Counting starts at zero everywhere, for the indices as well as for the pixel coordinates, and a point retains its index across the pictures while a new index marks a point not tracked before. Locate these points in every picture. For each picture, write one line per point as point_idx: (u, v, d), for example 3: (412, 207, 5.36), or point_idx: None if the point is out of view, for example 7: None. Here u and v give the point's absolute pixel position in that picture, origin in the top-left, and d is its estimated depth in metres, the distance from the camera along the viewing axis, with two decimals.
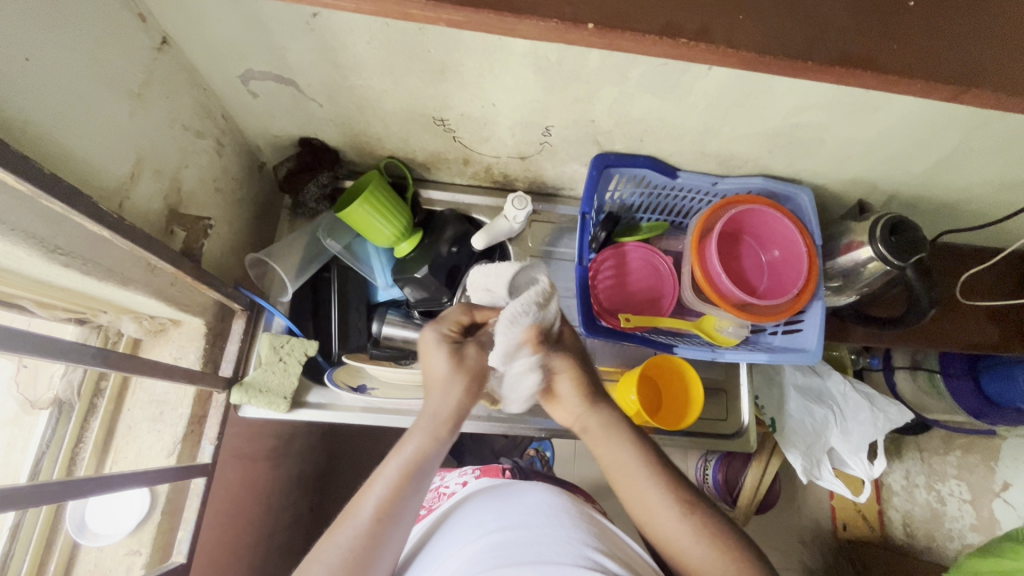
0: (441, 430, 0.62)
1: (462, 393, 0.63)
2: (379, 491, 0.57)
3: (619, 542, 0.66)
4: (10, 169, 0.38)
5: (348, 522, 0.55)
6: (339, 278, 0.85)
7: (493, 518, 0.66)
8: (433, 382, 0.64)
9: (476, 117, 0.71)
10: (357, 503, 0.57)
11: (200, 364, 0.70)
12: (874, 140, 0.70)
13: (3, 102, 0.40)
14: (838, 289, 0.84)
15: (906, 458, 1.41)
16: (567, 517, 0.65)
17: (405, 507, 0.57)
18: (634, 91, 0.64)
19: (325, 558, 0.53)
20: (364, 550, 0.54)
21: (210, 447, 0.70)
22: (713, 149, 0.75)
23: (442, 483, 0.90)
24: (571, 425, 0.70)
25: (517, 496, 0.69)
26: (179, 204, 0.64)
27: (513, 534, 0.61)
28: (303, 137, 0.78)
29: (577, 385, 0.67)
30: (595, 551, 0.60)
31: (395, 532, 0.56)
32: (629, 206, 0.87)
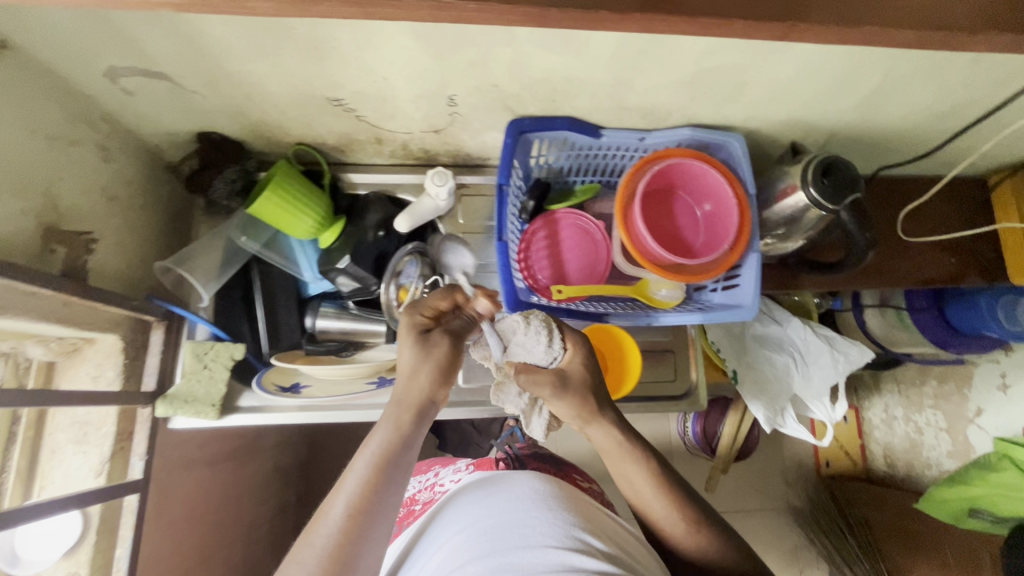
0: (406, 417, 0.58)
1: (430, 380, 0.60)
2: (350, 489, 0.53)
3: (606, 518, 0.67)
4: None
5: (320, 521, 0.51)
6: (260, 276, 0.81)
7: (481, 503, 0.65)
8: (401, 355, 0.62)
9: (372, 93, 0.66)
10: (330, 504, 0.52)
11: (120, 381, 0.68)
12: (796, 77, 0.65)
13: None
14: (782, 237, 0.80)
15: (884, 392, 1.39)
16: (555, 502, 0.64)
17: (379, 504, 0.53)
18: (528, 49, 0.59)
19: (300, 562, 0.50)
20: (344, 549, 0.50)
21: (141, 462, 0.69)
22: (633, 103, 0.70)
23: (437, 479, 0.87)
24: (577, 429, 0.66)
25: (504, 479, 0.68)
26: (57, 220, 0.60)
27: (502, 525, 0.60)
28: (200, 132, 0.74)
29: (572, 410, 0.62)
30: (582, 532, 0.60)
31: (372, 531, 0.52)
32: (558, 170, 0.83)
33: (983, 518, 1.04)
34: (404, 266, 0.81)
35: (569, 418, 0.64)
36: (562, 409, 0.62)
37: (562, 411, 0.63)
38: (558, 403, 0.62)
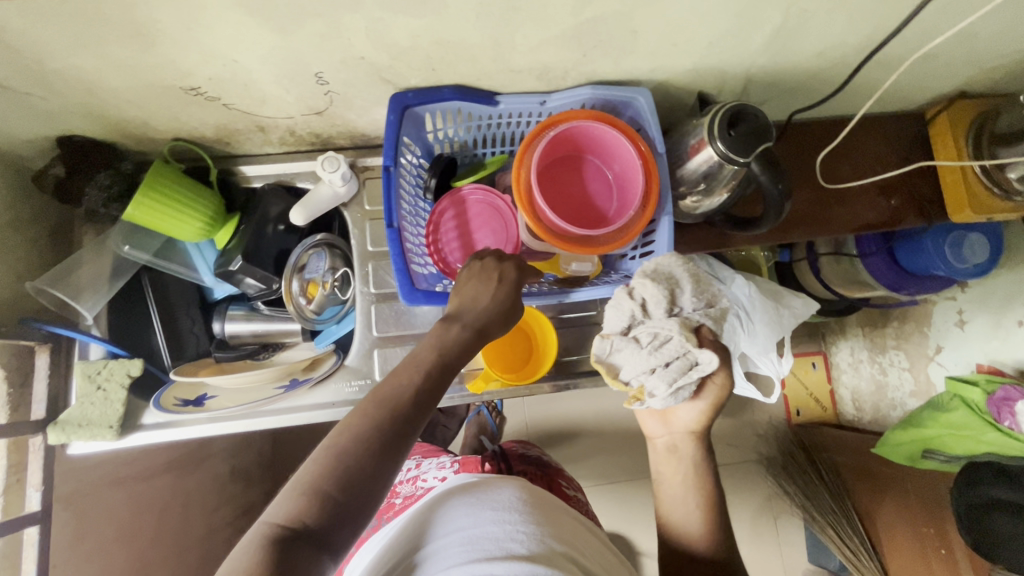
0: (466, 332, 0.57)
1: (497, 324, 0.59)
2: (411, 379, 0.51)
3: (578, 536, 0.65)
4: None
5: (381, 396, 0.49)
6: (153, 285, 0.76)
7: (466, 511, 0.63)
8: (484, 280, 0.60)
9: (229, 78, 0.60)
10: (387, 386, 0.50)
11: (5, 412, 0.64)
12: (690, 20, 0.59)
13: None
14: (705, 193, 0.74)
15: (849, 336, 1.38)
16: (537, 515, 0.63)
17: (431, 405, 0.51)
18: (379, 14, 0.53)
19: (347, 432, 0.46)
20: (394, 425, 0.47)
21: (38, 493, 0.66)
22: (522, 64, 0.65)
23: (421, 472, 0.91)
24: (657, 437, 0.70)
25: (489, 486, 0.67)
26: None
27: (487, 532, 0.58)
28: (59, 136, 0.68)
29: (707, 413, 0.66)
30: (558, 546, 0.59)
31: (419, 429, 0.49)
32: (463, 143, 0.78)
33: (935, 459, 1.00)
34: (308, 259, 0.78)
35: (686, 424, 0.67)
36: (705, 402, 0.66)
37: (690, 412, 0.67)
38: (700, 400, 0.66)
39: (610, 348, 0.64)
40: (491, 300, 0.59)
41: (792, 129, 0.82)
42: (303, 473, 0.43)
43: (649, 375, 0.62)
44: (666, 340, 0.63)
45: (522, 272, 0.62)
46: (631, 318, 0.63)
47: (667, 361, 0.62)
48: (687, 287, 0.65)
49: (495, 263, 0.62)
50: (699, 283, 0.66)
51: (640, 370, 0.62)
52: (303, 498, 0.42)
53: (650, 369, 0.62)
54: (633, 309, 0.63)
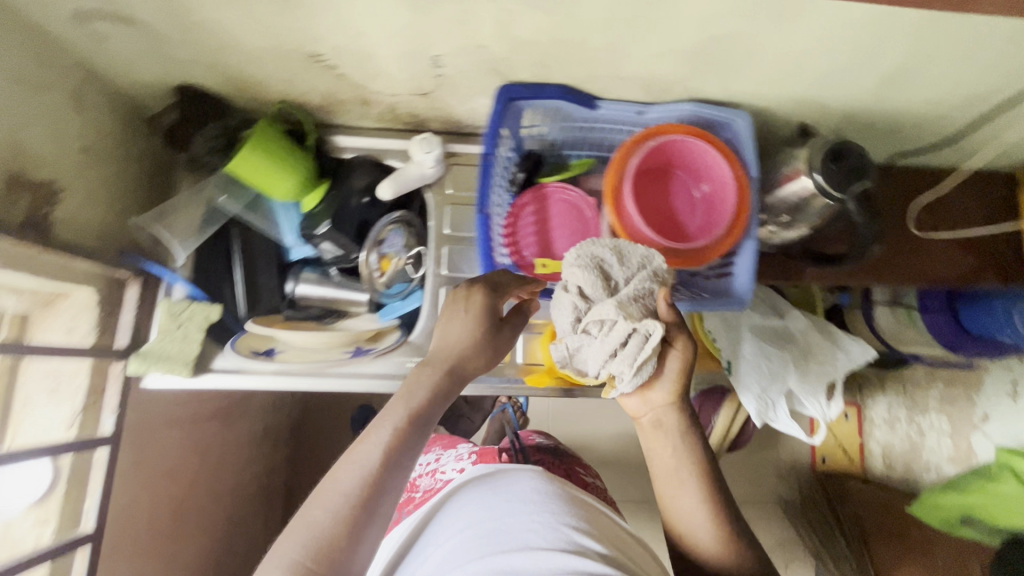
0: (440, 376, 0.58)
1: (476, 361, 0.61)
2: (384, 434, 0.51)
3: (608, 525, 0.66)
4: None
5: (352, 462, 0.50)
6: (241, 238, 0.79)
7: (487, 503, 0.65)
8: (458, 323, 0.62)
9: (352, 49, 0.63)
10: (360, 449, 0.51)
11: (94, 335, 0.68)
12: (808, 51, 0.60)
13: None
14: (786, 225, 0.75)
15: (887, 392, 1.29)
16: (555, 503, 0.64)
17: (408, 460, 0.51)
18: (513, 7, 0.54)
19: (322, 506, 0.47)
20: (367, 496, 0.48)
21: (113, 417, 0.70)
22: (630, 72, 0.66)
23: (440, 465, 0.90)
24: (639, 415, 0.64)
25: (506, 477, 0.69)
26: (25, 168, 0.57)
27: (501, 526, 0.60)
28: (179, 85, 0.71)
29: (677, 384, 0.60)
30: (581, 535, 0.59)
31: (396, 487, 0.50)
32: (552, 142, 0.79)
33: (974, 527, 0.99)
34: (387, 234, 0.79)
35: (664, 401, 0.61)
36: (673, 376, 0.60)
37: (665, 384, 0.60)
38: (664, 375, 0.60)
39: (569, 351, 0.59)
40: (462, 331, 0.61)
41: (886, 175, 0.82)
42: (286, 549, 0.46)
43: (610, 360, 0.56)
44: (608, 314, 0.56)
45: (491, 293, 0.63)
46: (572, 310, 0.58)
47: (618, 337, 0.55)
48: (615, 262, 0.59)
49: (465, 289, 0.64)
50: (628, 254, 0.60)
51: (600, 360, 0.56)
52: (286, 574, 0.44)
53: (608, 353, 0.56)
54: (571, 302, 0.58)
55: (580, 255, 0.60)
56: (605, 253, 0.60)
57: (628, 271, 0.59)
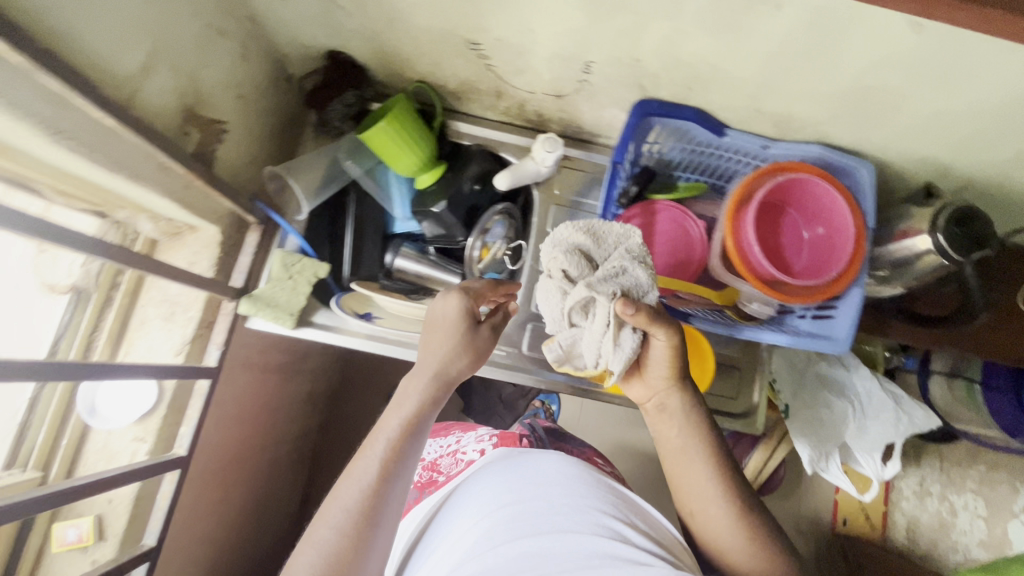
0: (431, 385, 0.59)
1: (463, 363, 0.61)
2: (379, 448, 0.55)
3: (639, 508, 0.65)
4: (34, 57, 0.37)
5: (351, 479, 0.53)
6: (356, 204, 0.82)
7: (512, 485, 0.64)
8: (436, 327, 0.61)
9: (512, 44, 0.65)
10: (358, 466, 0.54)
11: (213, 271, 0.71)
12: (956, 114, 0.61)
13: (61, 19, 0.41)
14: (883, 279, 0.77)
15: (922, 465, 1.21)
16: (585, 487, 0.63)
17: (404, 466, 0.55)
18: (688, 28, 0.57)
19: (328, 523, 0.51)
20: (367, 509, 0.52)
21: (217, 351, 0.72)
22: (771, 108, 0.67)
23: (460, 445, 0.84)
24: (644, 399, 0.67)
25: (532, 458, 0.69)
26: (197, 105, 0.61)
27: (528, 507, 0.59)
28: (329, 51, 0.73)
29: (673, 365, 0.62)
30: (618, 524, 0.57)
31: (395, 493, 0.54)
32: (667, 161, 0.81)
33: None
34: (492, 225, 0.81)
35: (663, 380, 0.64)
36: (665, 358, 0.62)
37: (660, 363, 0.62)
38: (657, 355, 0.62)
39: (567, 344, 0.63)
40: (445, 341, 0.60)
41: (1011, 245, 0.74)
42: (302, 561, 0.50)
43: (598, 345, 0.58)
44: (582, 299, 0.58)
45: (467, 302, 0.62)
46: (559, 298, 0.60)
47: (596, 322, 0.57)
48: (590, 244, 0.60)
49: (442, 299, 0.63)
50: (605, 235, 0.61)
51: (592, 348, 0.59)
52: None
53: (596, 338, 0.58)
54: (556, 291, 0.61)
55: (558, 242, 0.62)
56: (578, 238, 0.61)
57: (603, 252, 0.60)
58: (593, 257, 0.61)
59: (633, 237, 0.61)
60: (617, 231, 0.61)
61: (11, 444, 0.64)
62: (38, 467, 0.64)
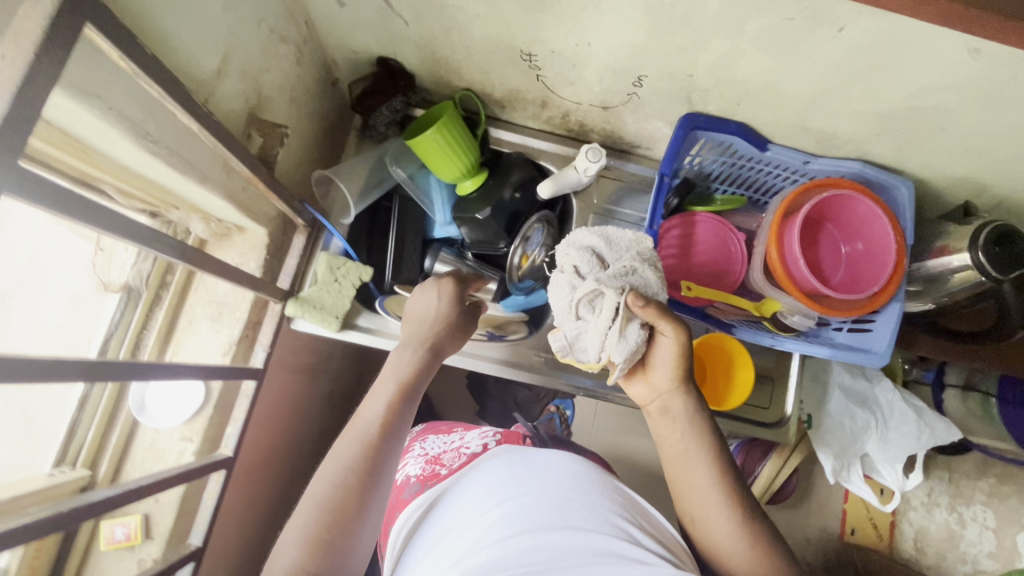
0: (423, 351, 0.61)
1: (451, 343, 0.64)
2: (378, 409, 0.56)
3: (643, 510, 0.62)
4: (138, 61, 0.37)
5: (348, 439, 0.54)
6: (400, 208, 0.83)
7: (515, 481, 0.61)
8: (420, 314, 0.65)
9: (566, 56, 0.66)
10: (355, 427, 0.56)
11: (260, 272, 0.71)
12: (1002, 136, 0.62)
13: (153, 25, 0.42)
14: (913, 295, 0.78)
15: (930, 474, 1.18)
16: (596, 484, 0.61)
17: (400, 428, 0.56)
18: (746, 47, 0.58)
19: (322, 482, 0.52)
20: (368, 470, 0.52)
21: (263, 353, 0.72)
22: (816, 125, 0.69)
23: (464, 442, 0.79)
24: (647, 401, 0.64)
25: (540, 454, 0.66)
26: (258, 108, 0.61)
27: (536, 498, 0.57)
28: (380, 57, 0.74)
29: (679, 367, 0.60)
30: (627, 523, 0.56)
31: (392, 454, 0.55)
32: (706, 173, 0.82)
33: None
34: (533, 232, 0.81)
35: (666, 381, 0.61)
36: (671, 358, 0.59)
37: (666, 362, 0.60)
38: (660, 355, 0.60)
39: (570, 338, 0.62)
40: (436, 318, 0.64)
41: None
42: (298, 521, 0.50)
43: (602, 340, 0.58)
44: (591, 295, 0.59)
45: (460, 286, 0.67)
46: (566, 292, 0.61)
47: (604, 317, 0.57)
48: (604, 247, 0.62)
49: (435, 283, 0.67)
50: (616, 237, 0.62)
51: (597, 342, 0.58)
52: (302, 550, 0.48)
53: (601, 334, 0.58)
54: (564, 286, 0.61)
55: (574, 242, 0.64)
56: (592, 240, 0.62)
57: (616, 254, 0.61)
58: (601, 255, 0.62)
59: (644, 243, 0.63)
60: (632, 238, 0.63)
61: (61, 441, 0.64)
62: (87, 465, 0.64)
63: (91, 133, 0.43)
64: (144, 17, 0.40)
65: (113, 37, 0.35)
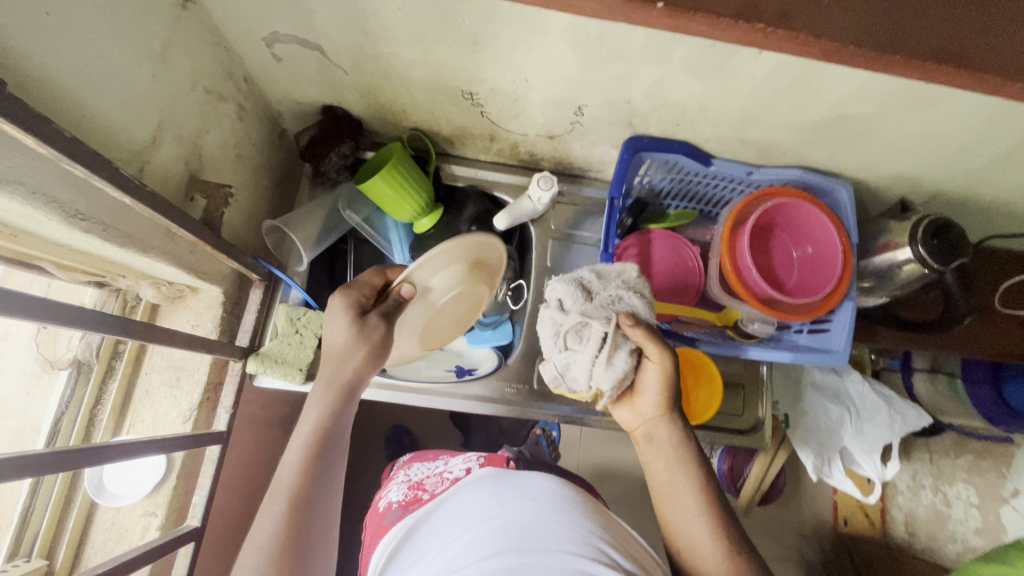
0: (335, 397, 0.57)
1: (363, 362, 0.57)
2: (290, 473, 0.53)
3: (619, 527, 0.62)
4: (50, 142, 0.37)
5: (267, 512, 0.51)
6: (355, 250, 0.84)
7: (493, 501, 0.60)
8: (330, 346, 0.58)
9: (506, 92, 0.68)
10: (274, 493, 0.52)
11: (217, 332, 0.69)
12: (925, 137, 0.65)
13: (66, 103, 0.41)
14: (867, 290, 0.80)
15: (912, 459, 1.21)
16: (571, 503, 0.60)
17: (319, 490, 0.53)
18: (675, 72, 0.60)
19: (247, 563, 0.49)
20: (291, 545, 0.49)
21: (227, 415, 0.69)
22: (753, 137, 0.71)
23: (448, 467, 0.77)
24: (634, 428, 0.64)
25: (519, 477, 0.64)
26: (200, 170, 0.61)
27: (512, 522, 0.56)
28: (325, 105, 0.74)
29: (663, 394, 0.59)
30: (602, 541, 0.56)
31: (315, 520, 0.52)
32: (658, 191, 0.84)
33: None
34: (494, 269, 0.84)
35: (651, 406, 0.61)
36: (655, 381, 0.59)
37: (651, 387, 0.60)
38: (649, 377, 0.60)
39: (561, 368, 0.63)
40: (334, 333, 0.57)
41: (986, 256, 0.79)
42: None
43: (592, 369, 0.59)
44: (581, 327, 0.60)
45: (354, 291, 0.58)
46: (552, 328, 0.62)
47: (592, 347, 0.59)
48: (592, 278, 0.63)
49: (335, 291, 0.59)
50: (607, 271, 0.64)
51: (586, 371, 0.60)
52: None
53: (590, 362, 0.59)
54: (551, 321, 0.62)
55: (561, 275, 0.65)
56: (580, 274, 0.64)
57: (604, 283, 0.63)
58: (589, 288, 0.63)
59: (633, 273, 0.63)
60: (620, 271, 0.64)
61: (13, 534, 0.61)
62: (44, 555, 0.61)
63: (16, 215, 0.42)
64: (52, 99, 0.40)
65: (20, 122, 0.34)
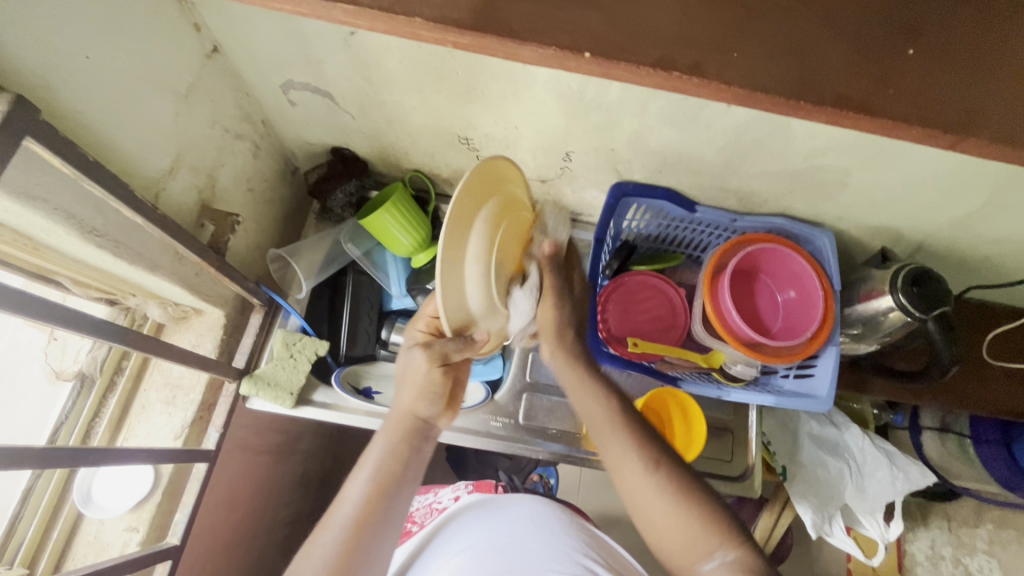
0: (398, 427, 0.59)
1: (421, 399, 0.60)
2: (354, 496, 0.54)
3: (610, 547, 0.64)
4: (69, 160, 0.42)
5: (324, 529, 0.53)
6: (353, 282, 0.86)
7: (482, 528, 0.63)
8: (405, 374, 0.61)
9: (499, 137, 0.73)
10: (334, 513, 0.54)
11: (216, 353, 0.72)
12: (899, 189, 0.67)
13: (93, 135, 0.47)
14: (856, 337, 0.80)
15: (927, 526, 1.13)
16: (558, 524, 0.63)
17: (382, 516, 0.54)
18: (653, 122, 0.65)
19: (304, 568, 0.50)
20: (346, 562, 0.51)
21: (216, 434, 0.72)
22: (733, 186, 0.75)
23: (438, 497, 0.78)
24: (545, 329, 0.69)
25: (506, 501, 0.67)
26: (211, 200, 0.67)
27: (500, 549, 0.59)
28: (333, 146, 0.81)
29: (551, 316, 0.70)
30: (590, 560, 0.58)
31: (375, 545, 0.53)
32: (647, 235, 0.87)
33: None
34: None
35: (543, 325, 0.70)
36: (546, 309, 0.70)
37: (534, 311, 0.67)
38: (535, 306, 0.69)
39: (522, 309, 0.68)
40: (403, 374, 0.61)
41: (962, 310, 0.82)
42: None
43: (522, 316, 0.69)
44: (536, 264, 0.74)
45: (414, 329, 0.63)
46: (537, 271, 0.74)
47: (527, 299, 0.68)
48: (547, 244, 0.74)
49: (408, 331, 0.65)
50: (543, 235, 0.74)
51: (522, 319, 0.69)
52: None
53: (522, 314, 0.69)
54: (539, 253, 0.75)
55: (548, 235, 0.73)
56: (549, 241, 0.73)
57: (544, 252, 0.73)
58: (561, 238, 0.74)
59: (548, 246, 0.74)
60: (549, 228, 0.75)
61: None
62: (24, 565, 0.62)
63: (40, 230, 0.47)
64: (80, 131, 0.46)
65: (42, 139, 0.40)
